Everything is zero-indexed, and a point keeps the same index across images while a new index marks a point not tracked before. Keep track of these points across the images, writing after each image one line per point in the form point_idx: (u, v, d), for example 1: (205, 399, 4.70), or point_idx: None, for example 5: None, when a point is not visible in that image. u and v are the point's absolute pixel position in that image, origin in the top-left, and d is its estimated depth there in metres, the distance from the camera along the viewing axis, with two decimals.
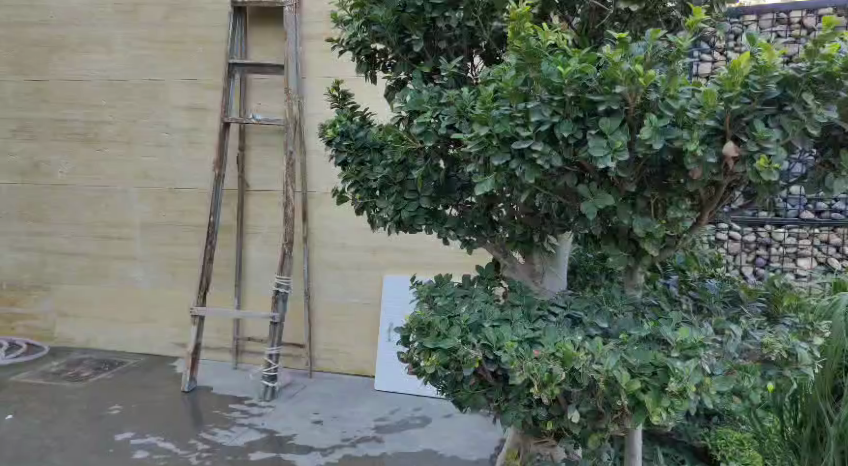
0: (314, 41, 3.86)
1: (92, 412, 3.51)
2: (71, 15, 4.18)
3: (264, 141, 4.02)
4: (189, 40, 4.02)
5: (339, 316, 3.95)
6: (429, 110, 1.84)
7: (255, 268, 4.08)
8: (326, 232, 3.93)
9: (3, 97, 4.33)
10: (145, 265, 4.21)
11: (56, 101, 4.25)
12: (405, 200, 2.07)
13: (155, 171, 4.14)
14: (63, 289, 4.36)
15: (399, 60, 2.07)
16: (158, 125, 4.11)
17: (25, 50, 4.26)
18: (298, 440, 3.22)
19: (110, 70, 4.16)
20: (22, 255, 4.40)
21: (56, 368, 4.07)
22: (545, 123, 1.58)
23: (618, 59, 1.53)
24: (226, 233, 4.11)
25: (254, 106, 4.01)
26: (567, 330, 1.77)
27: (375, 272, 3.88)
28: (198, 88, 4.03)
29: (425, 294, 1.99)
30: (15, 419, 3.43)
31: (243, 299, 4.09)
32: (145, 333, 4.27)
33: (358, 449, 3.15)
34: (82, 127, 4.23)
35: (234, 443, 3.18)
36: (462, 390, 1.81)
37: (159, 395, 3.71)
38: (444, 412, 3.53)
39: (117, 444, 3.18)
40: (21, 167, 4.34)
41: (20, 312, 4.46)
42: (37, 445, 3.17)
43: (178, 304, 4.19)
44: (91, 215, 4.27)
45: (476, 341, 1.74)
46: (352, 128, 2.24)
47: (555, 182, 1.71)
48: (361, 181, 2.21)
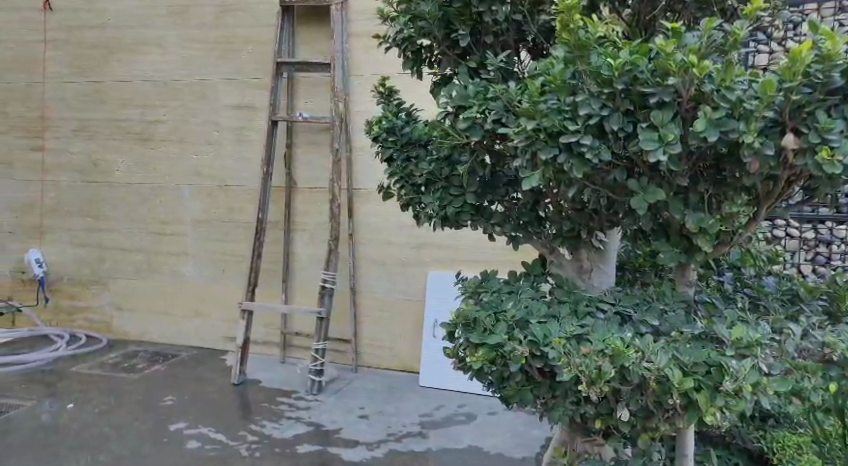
0: (360, 39, 3.88)
1: (146, 403, 3.59)
2: (127, 18, 4.29)
3: (311, 138, 4.06)
4: (238, 40, 4.08)
5: (384, 312, 3.96)
6: (475, 105, 1.82)
7: (302, 264, 4.12)
8: (371, 228, 3.95)
9: (63, 98, 4.46)
10: (196, 261, 4.29)
11: (114, 101, 4.37)
12: (450, 196, 2.07)
13: (207, 168, 4.21)
14: (120, 284, 4.48)
15: (444, 55, 2.06)
16: (209, 124, 4.19)
17: (84, 53, 4.38)
18: (344, 434, 3.25)
19: (164, 70, 4.25)
20: (80, 251, 4.53)
21: (113, 360, 4.18)
22: (594, 116, 1.57)
23: (672, 49, 1.50)
24: (274, 229, 4.17)
25: (301, 104, 4.05)
26: (617, 327, 1.74)
27: (420, 269, 3.88)
28: (248, 87, 4.09)
29: (471, 289, 1.99)
30: (75, 408, 3.53)
31: (290, 295, 4.13)
32: (197, 328, 4.36)
33: (403, 444, 3.15)
34: (137, 125, 4.33)
35: (282, 436, 3.22)
36: (508, 386, 1.80)
37: (210, 388, 3.78)
38: (490, 409, 3.51)
39: (171, 434, 3.25)
40: (80, 165, 4.47)
41: (80, 306, 4.59)
42: (96, 433, 3.26)
43: (228, 300, 4.26)
44: (145, 211, 4.37)
45: (523, 337, 1.72)
46: (397, 124, 2.25)
47: (604, 177, 1.68)
48: (406, 177, 2.22)
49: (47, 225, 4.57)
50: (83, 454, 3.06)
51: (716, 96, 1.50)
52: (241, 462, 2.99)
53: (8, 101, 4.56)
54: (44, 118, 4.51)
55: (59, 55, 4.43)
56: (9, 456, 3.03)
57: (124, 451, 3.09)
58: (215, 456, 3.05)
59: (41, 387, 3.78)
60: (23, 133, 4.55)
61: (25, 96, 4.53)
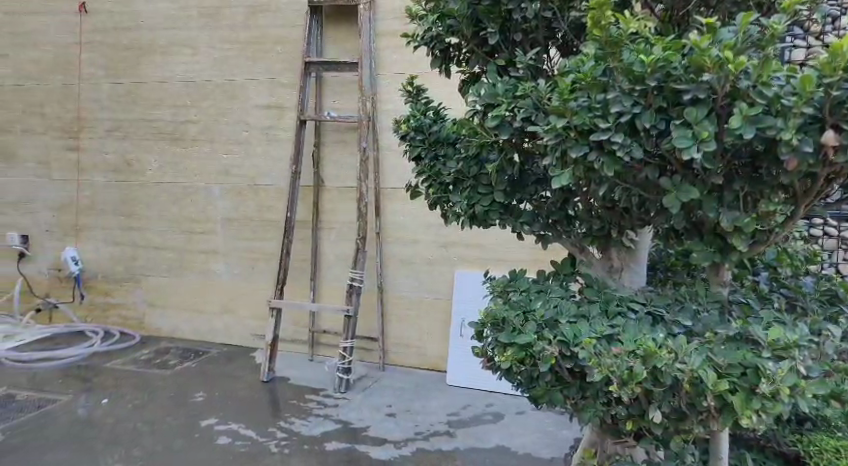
0: (388, 38, 3.88)
1: (178, 399, 3.63)
2: (160, 19, 4.34)
3: (339, 138, 4.08)
4: (268, 41, 4.11)
5: (412, 311, 3.96)
6: (504, 103, 1.81)
7: (330, 262, 4.14)
8: (398, 227, 3.95)
9: (98, 98, 4.53)
10: (226, 259, 4.33)
11: (147, 102, 4.42)
12: (478, 195, 2.06)
13: (237, 167, 4.25)
14: (152, 282, 4.54)
15: (473, 53, 2.05)
16: (239, 124, 4.22)
17: (118, 54, 4.45)
18: (372, 432, 3.25)
19: (195, 70, 4.29)
20: (114, 249, 4.60)
21: (145, 357, 4.23)
22: (626, 114, 1.55)
23: (706, 45, 1.47)
24: (302, 228, 4.19)
25: (329, 103, 4.07)
26: (648, 328, 1.72)
27: (448, 267, 3.87)
28: (277, 86, 4.12)
29: (500, 288, 1.98)
30: (109, 402, 3.59)
31: (318, 293, 4.15)
32: (227, 325, 4.40)
33: (431, 443, 3.15)
34: (169, 125, 4.39)
35: (311, 433, 3.24)
36: (537, 386, 1.79)
37: (240, 384, 3.82)
38: (518, 409, 3.50)
39: (202, 430, 3.29)
40: (114, 165, 4.53)
41: (114, 303, 4.66)
42: (129, 428, 3.31)
43: (258, 298, 4.29)
44: (177, 210, 4.42)
45: (552, 337, 1.71)
46: (425, 123, 2.25)
47: (635, 176, 1.66)
48: (434, 176, 2.21)
49: (82, 224, 4.65)
50: (117, 448, 3.11)
51: (753, 92, 1.49)
52: (271, 458, 3.01)
53: (45, 102, 4.65)
54: (80, 119, 4.58)
55: (93, 57, 4.50)
56: (47, 450, 3.08)
57: (156, 446, 3.13)
58: (245, 452, 3.07)
59: (76, 382, 3.85)
60: (60, 133, 4.63)
61: (61, 97, 4.61)
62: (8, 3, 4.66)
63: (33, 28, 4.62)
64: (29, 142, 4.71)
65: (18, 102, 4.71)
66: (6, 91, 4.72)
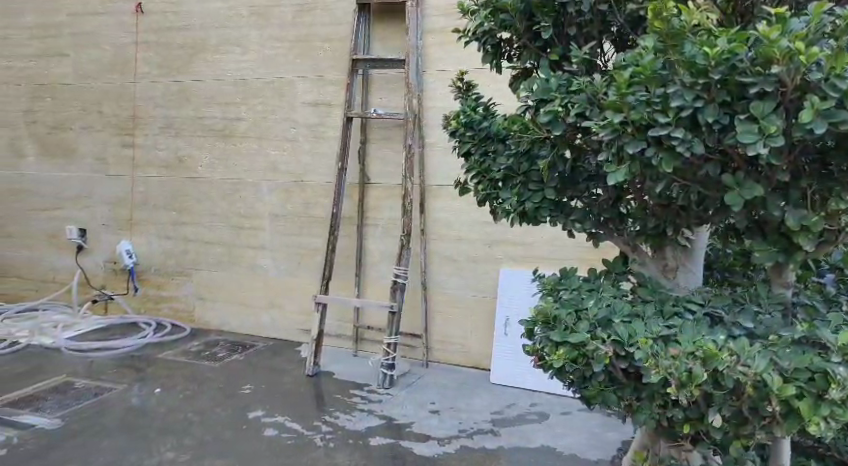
0: (435, 35, 3.87)
1: (226, 391, 3.69)
2: (211, 19, 4.41)
3: (385, 134, 4.08)
4: (316, 39, 4.14)
5: (456, 308, 3.95)
6: (557, 98, 1.79)
7: (375, 259, 4.15)
8: (444, 224, 3.94)
9: (152, 97, 4.62)
10: (273, 255, 4.38)
11: (199, 100, 4.50)
12: (529, 191, 2.04)
13: (284, 164, 4.29)
14: (202, 276, 4.62)
15: (525, 48, 2.03)
16: (287, 121, 4.26)
17: (171, 53, 4.53)
18: (416, 428, 3.25)
19: (245, 69, 4.35)
20: (166, 244, 4.69)
21: (195, 349, 4.31)
22: (687, 108, 1.51)
23: (775, 36, 1.42)
24: (347, 224, 4.21)
25: (376, 100, 4.07)
26: (707, 329, 1.67)
27: (493, 265, 3.84)
28: (324, 84, 4.14)
29: (550, 286, 1.95)
30: (161, 392, 3.67)
31: (362, 289, 4.17)
32: (273, 319, 4.45)
33: (475, 441, 3.13)
34: (219, 122, 4.45)
35: (355, 428, 3.25)
36: (590, 387, 1.75)
37: (286, 378, 3.86)
38: (563, 409, 3.45)
39: (250, 421, 3.33)
40: (167, 161, 4.62)
41: (165, 296, 4.76)
42: (180, 418, 3.37)
43: (304, 293, 4.33)
44: (226, 205, 4.48)
45: (606, 336, 1.68)
46: (476, 119, 2.23)
47: (695, 172, 1.62)
48: (484, 172, 2.19)
49: (136, 218, 4.75)
50: (168, 437, 3.17)
51: (824, 85, 1.43)
52: (316, 452, 3.03)
53: (103, 100, 4.76)
54: (136, 117, 4.68)
55: (149, 56, 4.59)
56: (102, 437, 3.16)
57: (206, 436, 3.19)
58: (291, 444, 3.10)
59: (130, 372, 3.94)
60: (116, 130, 4.74)
61: (118, 95, 4.72)
62: (69, 5, 4.80)
63: (91, 28, 4.74)
64: (87, 139, 4.83)
65: (78, 101, 4.84)
66: (67, 90, 4.86)
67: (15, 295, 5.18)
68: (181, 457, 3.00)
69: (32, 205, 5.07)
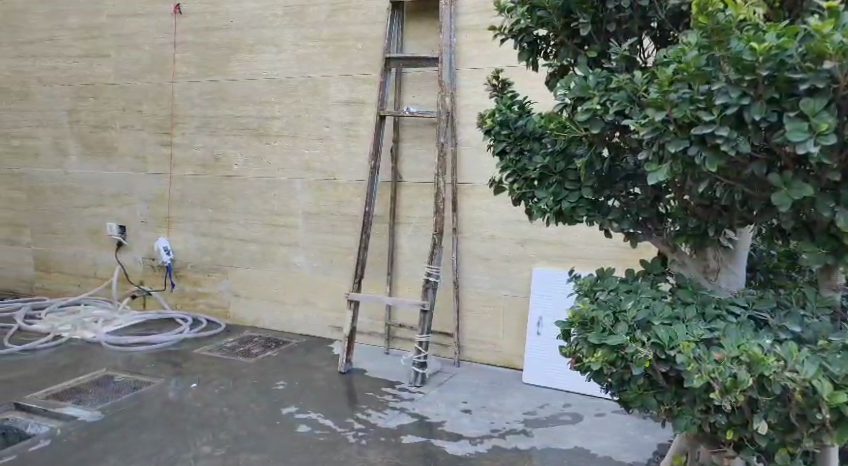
0: (469, 33, 3.85)
1: (260, 386, 3.72)
2: (248, 19, 4.44)
3: (417, 133, 4.07)
4: (350, 38, 4.14)
5: (488, 307, 3.93)
6: (595, 96, 1.76)
7: (407, 257, 4.14)
8: (476, 223, 3.92)
9: (189, 96, 4.67)
10: (307, 252, 4.41)
11: (234, 99, 4.53)
12: (565, 191, 2.02)
13: (318, 162, 4.31)
14: (237, 273, 4.66)
15: (562, 45, 2.00)
16: (320, 120, 4.28)
17: (208, 53, 4.58)
18: (447, 427, 3.24)
19: (280, 68, 4.37)
20: (202, 240, 4.74)
21: (230, 345, 4.35)
22: (732, 106, 1.47)
23: (828, 30, 1.38)
24: (380, 222, 4.22)
25: (409, 99, 4.07)
26: (752, 333, 1.63)
27: (526, 264, 3.81)
28: (358, 82, 4.14)
29: (587, 287, 1.93)
30: (197, 387, 3.71)
31: (395, 287, 4.18)
32: (306, 316, 4.48)
33: (508, 441, 3.11)
34: (255, 121, 4.48)
35: (387, 426, 3.25)
36: (629, 390, 1.73)
37: (319, 375, 3.87)
38: (597, 411, 3.41)
39: (284, 417, 3.35)
40: (203, 159, 4.67)
41: (202, 292, 4.82)
42: (216, 413, 3.40)
43: (336, 290, 4.34)
44: (260, 203, 4.52)
45: (646, 339, 1.66)
46: (511, 118, 2.21)
47: (740, 171, 1.58)
48: (519, 171, 2.16)
49: (173, 216, 4.81)
50: (204, 431, 3.20)
51: None
52: (348, 448, 3.04)
53: (143, 100, 4.83)
54: (174, 116, 4.74)
55: (186, 56, 4.64)
56: (140, 430, 3.21)
57: (240, 431, 3.21)
58: (324, 441, 3.11)
59: (167, 367, 3.99)
60: (155, 129, 4.81)
61: (157, 95, 4.78)
62: (111, 6, 4.87)
63: (132, 29, 4.81)
64: (127, 138, 4.91)
65: (119, 101, 4.92)
66: (109, 90, 4.94)
67: (59, 289, 5.30)
68: (217, 451, 3.03)
69: (75, 203, 5.16)
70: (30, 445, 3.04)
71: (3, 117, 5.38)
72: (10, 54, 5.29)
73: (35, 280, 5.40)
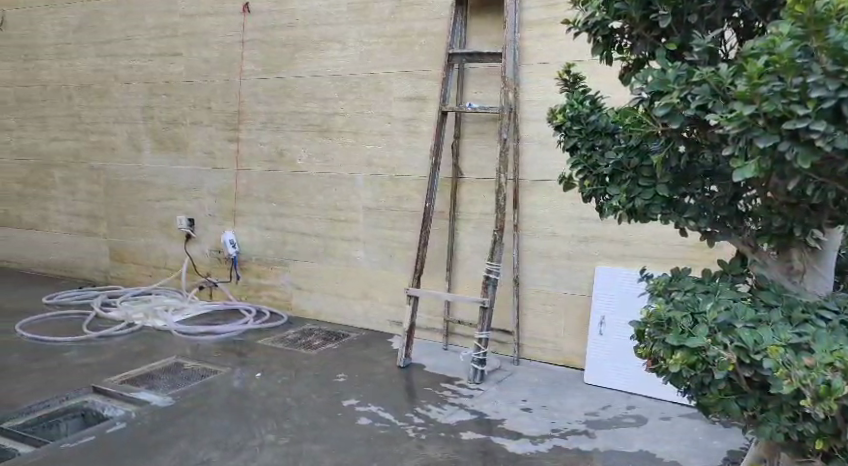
0: (533, 27, 3.79)
1: (321, 378, 3.76)
2: (314, 17, 4.48)
3: (479, 128, 4.03)
4: (413, 34, 4.14)
5: (549, 305, 3.88)
6: (675, 90, 1.71)
7: (466, 254, 4.13)
8: (538, 220, 3.87)
9: (256, 92, 4.75)
10: (367, 247, 4.43)
11: (299, 96, 4.59)
12: (639, 188, 1.96)
13: (379, 159, 4.33)
14: (299, 265, 4.72)
15: (639, 38, 1.95)
16: (382, 116, 4.29)
17: (275, 50, 4.64)
18: (507, 425, 3.21)
19: (344, 65, 4.40)
20: (266, 234, 4.82)
21: (292, 337, 4.41)
22: (829, 99, 1.42)
23: None
24: (440, 218, 4.21)
25: (472, 95, 4.04)
26: (844, 338, 1.57)
27: (589, 263, 3.74)
28: (421, 78, 4.14)
29: (661, 287, 1.88)
30: (262, 376, 3.77)
31: (454, 284, 4.17)
32: (366, 310, 4.51)
33: (568, 441, 3.07)
34: (318, 117, 4.53)
35: (447, 421, 3.24)
36: (709, 394, 1.68)
37: (379, 368, 3.89)
38: (662, 414, 3.33)
39: (345, 409, 3.38)
40: (269, 155, 4.75)
41: (265, 284, 4.90)
42: (279, 402, 3.46)
43: (395, 285, 4.36)
44: (323, 198, 4.57)
45: (728, 342, 1.60)
46: (583, 113, 2.16)
47: (834, 168, 1.51)
48: (590, 167, 2.12)
49: (239, 210, 4.91)
50: (268, 420, 3.26)
51: None
52: (408, 443, 3.04)
53: (212, 97, 4.94)
54: (241, 112, 4.83)
55: (253, 54, 4.72)
56: (209, 416, 3.28)
57: (303, 422, 3.25)
58: (384, 434, 3.13)
59: (232, 356, 4.08)
60: (223, 125, 4.91)
61: (225, 92, 4.87)
62: (183, 6, 4.98)
63: (203, 28, 4.91)
64: (196, 134, 5.04)
65: (190, 97, 5.04)
66: (181, 87, 5.07)
67: (132, 279, 5.48)
68: (281, 440, 3.08)
69: (148, 196, 5.32)
70: (107, 427, 3.15)
71: (83, 114, 5.58)
72: (91, 53, 5.47)
73: (110, 270, 5.59)
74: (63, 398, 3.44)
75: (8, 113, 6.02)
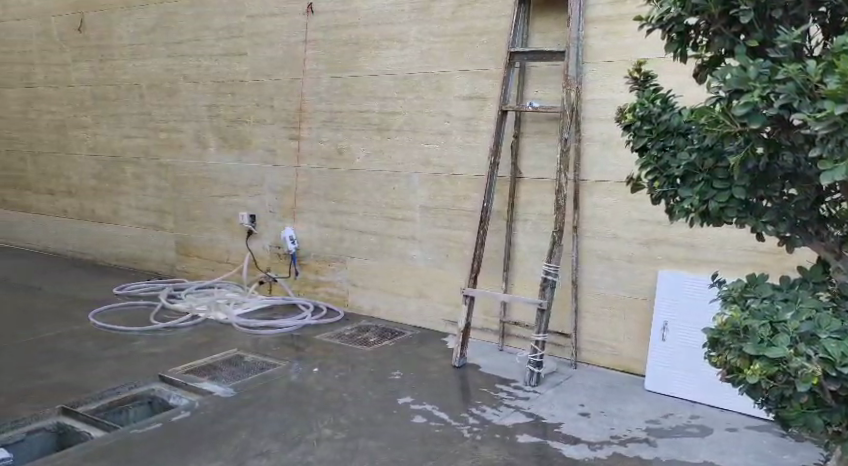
0: (598, 25, 3.71)
1: (377, 375, 3.76)
2: (375, 16, 4.48)
3: (540, 128, 3.97)
4: (475, 32, 4.10)
5: (608, 308, 3.80)
6: (757, 88, 1.64)
7: (523, 254, 4.08)
8: (598, 221, 3.79)
9: (318, 92, 4.79)
10: (424, 246, 4.42)
11: (360, 95, 4.61)
12: (714, 190, 1.89)
13: (437, 158, 4.31)
14: (356, 262, 4.74)
15: (717, 34, 1.86)
16: (441, 115, 4.27)
17: (337, 50, 4.68)
18: (564, 429, 3.15)
19: (405, 64, 4.39)
20: (325, 231, 4.86)
21: (348, 333, 4.44)
22: None
23: None
24: (497, 218, 4.17)
25: (532, 93, 3.98)
26: None
27: (650, 267, 3.65)
28: (481, 77, 4.10)
29: (736, 294, 1.80)
30: (319, 371, 3.81)
31: (511, 285, 4.12)
32: (421, 308, 4.50)
33: (629, 449, 2.99)
34: (377, 116, 4.54)
35: (502, 423, 3.21)
36: (789, 407, 1.61)
37: (434, 367, 3.88)
38: (729, 425, 3.21)
39: (400, 407, 3.37)
40: (329, 153, 4.78)
41: (322, 280, 4.94)
42: (336, 397, 3.48)
43: (451, 285, 4.34)
44: (380, 196, 4.58)
45: (812, 353, 1.53)
46: (654, 112, 2.09)
47: None
48: (661, 168, 2.04)
49: (298, 207, 4.97)
50: (325, 415, 3.28)
51: None
52: (463, 443, 3.01)
53: (275, 96, 5.01)
54: (302, 111, 4.88)
55: (316, 53, 4.76)
56: (268, 409, 3.32)
57: (359, 417, 3.26)
58: (439, 433, 3.11)
59: (290, 350, 4.12)
60: (284, 124, 4.97)
61: (287, 91, 4.93)
62: (249, 7, 5.05)
63: (268, 28, 4.97)
64: (259, 131, 5.11)
65: (254, 96, 5.12)
66: (246, 86, 5.15)
67: (196, 272, 5.61)
68: (337, 434, 3.09)
69: (212, 192, 5.43)
70: (173, 415, 3.22)
71: (154, 112, 5.73)
72: (162, 54, 5.61)
73: (175, 263, 5.74)
74: (132, 385, 3.54)
75: (85, 111, 6.23)
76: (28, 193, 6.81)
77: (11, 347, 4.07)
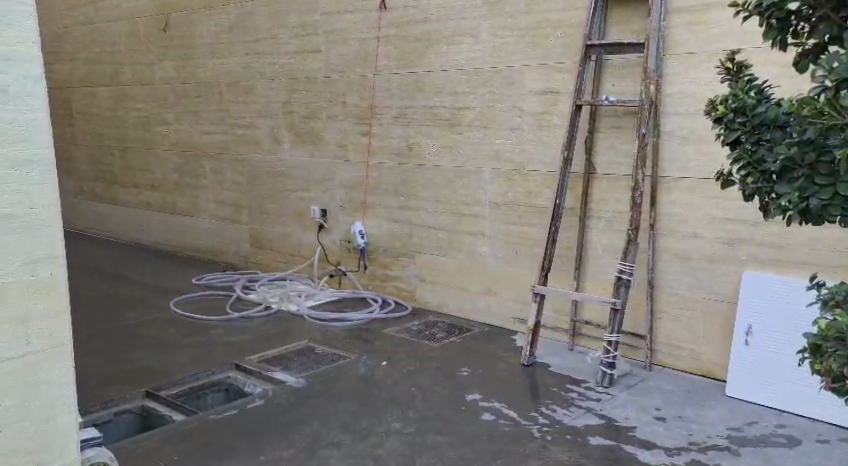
0: (682, 15, 3.55)
1: (445, 371, 3.73)
2: (448, 11, 4.42)
3: (616, 123, 3.84)
4: (549, 26, 4.00)
5: (686, 310, 3.66)
6: None
7: (597, 253, 3.97)
8: (677, 220, 3.65)
9: (389, 88, 4.78)
10: (493, 243, 4.36)
11: (431, 90, 4.57)
12: (815, 186, 1.77)
13: (508, 153, 4.24)
14: (425, 257, 4.71)
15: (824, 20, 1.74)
16: (513, 110, 4.19)
17: (409, 45, 4.64)
18: (639, 434, 3.04)
19: (477, 59, 4.33)
20: (394, 225, 4.86)
21: (416, 327, 4.42)
22: None
23: None
24: (570, 215, 4.07)
25: (609, 87, 3.86)
26: None
27: (732, 267, 3.49)
28: (555, 72, 4.00)
29: (840, 298, 1.68)
30: (388, 365, 3.80)
31: (583, 284, 4.02)
32: (489, 305, 4.43)
33: (709, 457, 2.86)
34: (448, 112, 4.50)
35: (573, 424, 3.12)
36: None
37: (502, 365, 3.81)
38: (818, 436, 3.03)
39: (468, 404, 3.33)
40: (399, 148, 4.77)
41: (391, 274, 4.94)
42: (405, 391, 3.46)
43: (521, 282, 4.26)
44: (450, 192, 4.54)
45: None
46: (749, 104, 1.96)
47: None
48: (754, 163, 1.92)
49: (369, 201, 4.99)
50: (394, 408, 3.27)
51: None
52: (532, 443, 2.95)
53: (348, 92, 5.03)
54: (373, 107, 4.88)
55: (388, 50, 4.75)
56: (338, 400, 3.34)
57: (427, 413, 3.23)
58: (509, 432, 3.05)
59: (359, 344, 4.13)
60: (356, 120, 4.99)
61: (360, 87, 4.94)
62: (324, 5, 5.07)
63: (342, 25, 4.99)
64: (332, 128, 5.15)
65: (328, 93, 5.15)
66: (319, 83, 5.19)
67: (269, 265, 5.70)
68: (406, 428, 3.07)
69: (285, 186, 5.51)
70: (248, 402, 3.27)
71: (232, 108, 5.84)
72: (241, 52, 5.70)
73: (250, 255, 5.86)
74: (209, 372, 3.62)
75: (167, 108, 6.42)
76: (115, 187, 7.08)
77: (98, 332, 4.23)
